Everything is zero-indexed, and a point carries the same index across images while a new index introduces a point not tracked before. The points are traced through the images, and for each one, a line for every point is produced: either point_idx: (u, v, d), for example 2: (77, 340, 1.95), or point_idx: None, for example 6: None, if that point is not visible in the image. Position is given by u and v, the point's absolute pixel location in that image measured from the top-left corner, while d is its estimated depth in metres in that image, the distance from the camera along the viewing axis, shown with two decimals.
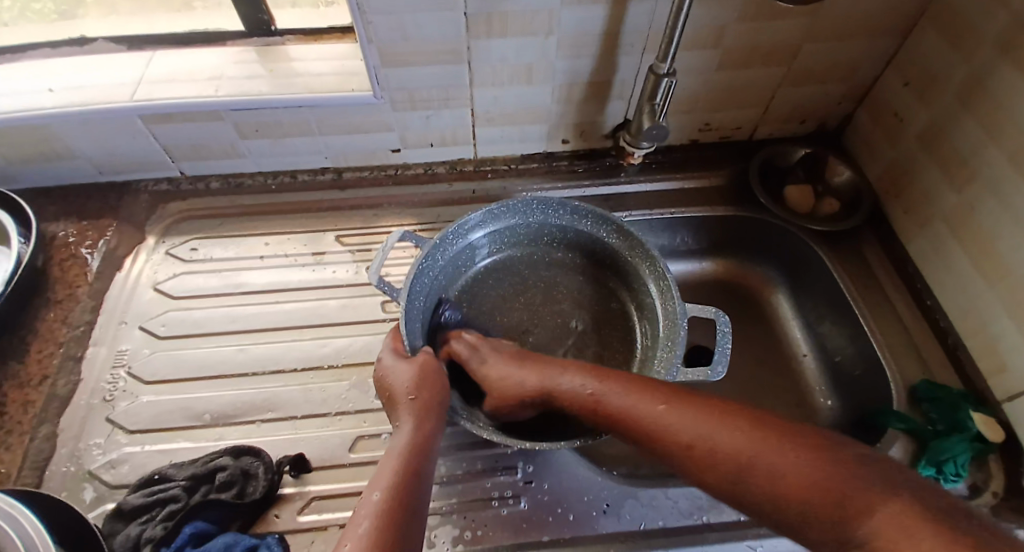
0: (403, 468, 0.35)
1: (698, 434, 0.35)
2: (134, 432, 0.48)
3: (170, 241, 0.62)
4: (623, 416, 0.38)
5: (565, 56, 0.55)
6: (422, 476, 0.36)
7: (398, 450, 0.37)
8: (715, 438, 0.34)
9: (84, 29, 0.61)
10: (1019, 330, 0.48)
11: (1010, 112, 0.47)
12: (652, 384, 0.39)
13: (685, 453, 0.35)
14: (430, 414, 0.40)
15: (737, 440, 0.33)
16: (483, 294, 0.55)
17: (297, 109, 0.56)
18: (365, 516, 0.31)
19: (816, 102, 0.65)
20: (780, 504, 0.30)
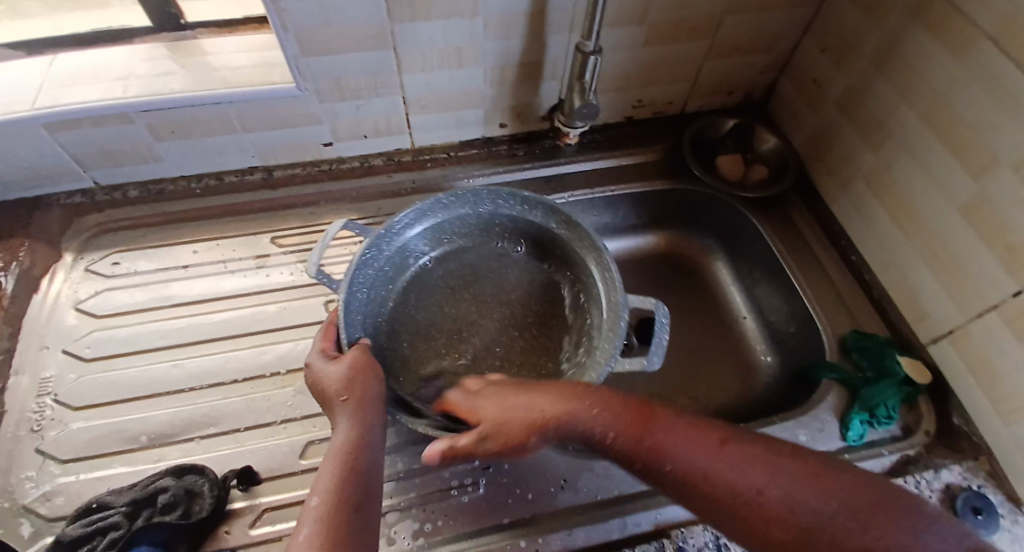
0: (345, 465, 0.35)
1: (728, 471, 0.33)
2: (68, 462, 0.45)
3: (90, 256, 0.58)
4: (647, 452, 0.35)
5: (493, 38, 0.54)
6: (366, 479, 0.35)
7: (338, 449, 0.36)
8: (741, 476, 0.33)
9: None
10: (937, 279, 0.51)
11: (919, 73, 0.50)
12: (675, 423, 0.36)
13: (702, 484, 0.33)
14: (370, 413, 0.39)
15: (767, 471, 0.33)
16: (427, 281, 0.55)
17: (216, 106, 0.53)
18: (307, 522, 0.31)
19: (742, 74, 0.66)
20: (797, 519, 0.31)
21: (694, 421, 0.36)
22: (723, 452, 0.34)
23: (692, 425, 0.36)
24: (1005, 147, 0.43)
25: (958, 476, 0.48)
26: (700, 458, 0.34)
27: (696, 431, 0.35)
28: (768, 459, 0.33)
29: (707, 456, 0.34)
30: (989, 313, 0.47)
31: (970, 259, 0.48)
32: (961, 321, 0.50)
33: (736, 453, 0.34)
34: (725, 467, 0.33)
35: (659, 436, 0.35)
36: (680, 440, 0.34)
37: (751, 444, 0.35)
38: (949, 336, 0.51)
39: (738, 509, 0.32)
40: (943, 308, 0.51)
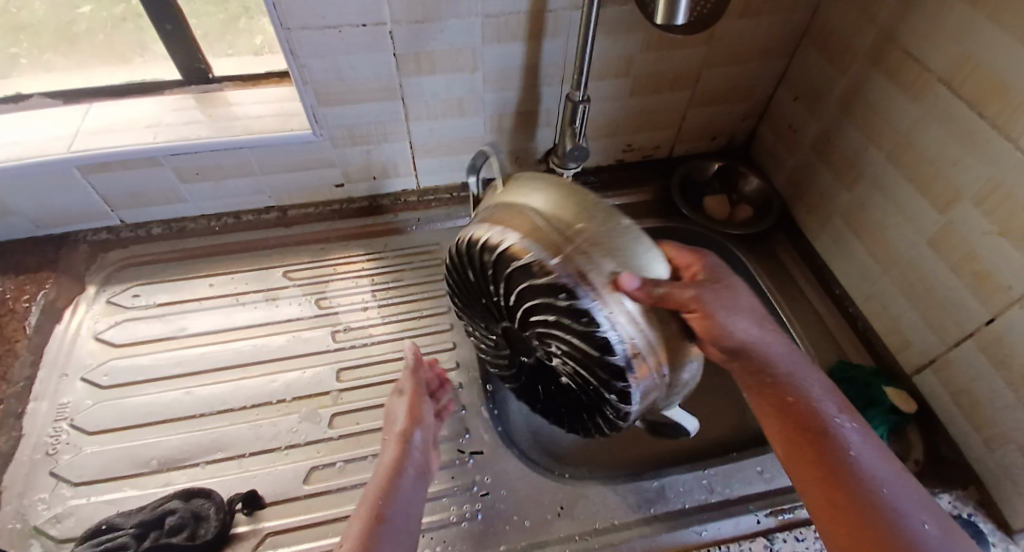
0: (384, 491, 0.38)
1: (845, 445, 0.34)
2: (80, 485, 0.47)
3: (111, 289, 0.61)
4: (789, 392, 0.36)
5: (492, 89, 0.59)
6: (411, 504, 0.39)
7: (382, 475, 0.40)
8: (850, 442, 0.34)
9: (22, 86, 0.61)
10: (915, 309, 0.54)
11: (883, 117, 0.54)
12: (845, 416, 0.36)
13: (810, 430, 0.35)
14: (424, 450, 0.44)
15: (870, 461, 0.33)
16: (465, 297, 0.44)
17: (237, 151, 0.58)
18: (355, 526, 0.35)
19: (724, 120, 0.72)
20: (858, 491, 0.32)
21: (870, 435, 0.35)
22: (852, 435, 0.34)
23: (873, 439, 0.35)
24: (965, 181, 0.46)
25: (948, 504, 0.49)
26: (834, 426, 0.35)
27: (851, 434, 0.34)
28: (880, 460, 0.34)
29: (840, 431, 0.34)
30: (967, 340, 0.48)
31: (942, 287, 0.50)
32: (941, 349, 0.51)
33: (866, 445, 0.34)
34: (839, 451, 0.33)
35: (805, 410, 0.35)
36: (821, 408, 0.36)
37: (885, 454, 0.34)
38: (931, 364, 0.53)
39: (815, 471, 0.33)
40: (922, 336, 0.54)
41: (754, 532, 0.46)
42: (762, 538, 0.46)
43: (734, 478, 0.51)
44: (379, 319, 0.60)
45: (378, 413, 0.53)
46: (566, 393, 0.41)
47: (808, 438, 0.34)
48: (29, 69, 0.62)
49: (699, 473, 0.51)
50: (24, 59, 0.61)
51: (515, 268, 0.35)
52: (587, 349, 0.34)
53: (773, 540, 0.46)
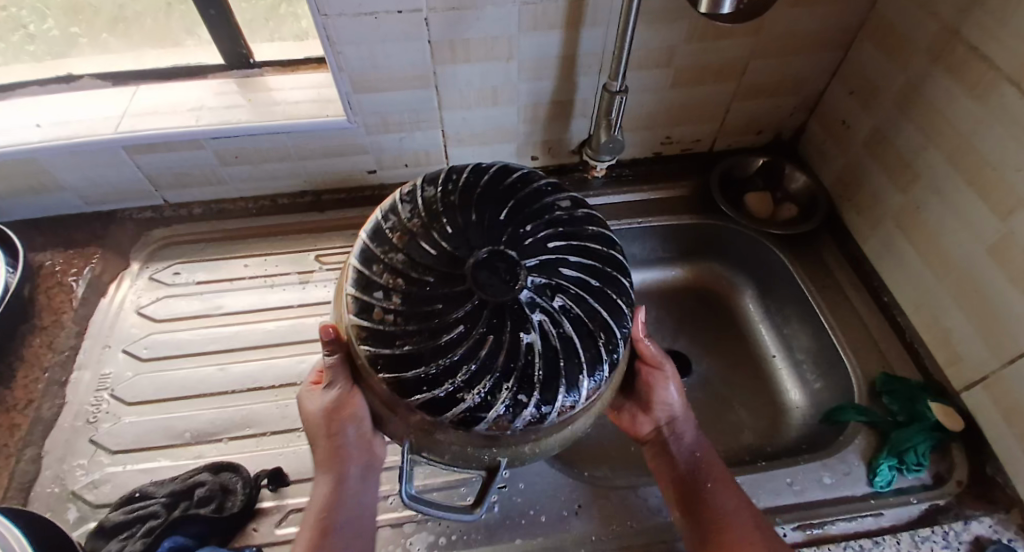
0: (319, 525, 0.38)
1: (715, 495, 0.42)
2: (117, 453, 0.49)
3: (153, 266, 0.63)
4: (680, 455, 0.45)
5: (527, 79, 0.58)
6: (359, 501, 0.41)
7: (314, 509, 0.39)
8: (723, 492, 0.42)
9: (74, 66, 0.64)
10: (970, 322, 0.50)
11: (944, 116, 0.50)
12: (722, 476, 0.44)
13: (693, 484, 0.43)
14: (361, 444, 0.41)
15: (734, 506, 0.41)
16: (455, 212, 0.36)
17: (274, 135, 0.59)
18: None
19: (770, 115, 0.68)
20: (722, 532, 0.40)
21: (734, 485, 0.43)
22: (724, 487, 0.43)
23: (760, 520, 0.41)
24: None
25: (989, 529, 0.46)
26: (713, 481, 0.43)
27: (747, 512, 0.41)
28: (741, 503, 0.42)
29: (716, 483, 0.43)
30: (1021, 358, 0.45)
31: (1000, 300, 0.47)
32: (995, 366, 0.48)
33: (733, 493, 0.42)
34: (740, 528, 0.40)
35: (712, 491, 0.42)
36: (705, 468, 0.44)
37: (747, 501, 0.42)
38: (983, 382, 0.49)
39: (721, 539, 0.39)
40: (974, 352, 0.50)
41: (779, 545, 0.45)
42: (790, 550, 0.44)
43: (762, 488, 0.49)
44: None
45: None
46: (510, 353, 0.31)
47: (690, 490, 0.43)
48: (85, 49, 0.65)
49: None
50: (82, 38, 0.64)
51: (592, 231, 0.38)
52: (609, 331, 0.34)
53: None
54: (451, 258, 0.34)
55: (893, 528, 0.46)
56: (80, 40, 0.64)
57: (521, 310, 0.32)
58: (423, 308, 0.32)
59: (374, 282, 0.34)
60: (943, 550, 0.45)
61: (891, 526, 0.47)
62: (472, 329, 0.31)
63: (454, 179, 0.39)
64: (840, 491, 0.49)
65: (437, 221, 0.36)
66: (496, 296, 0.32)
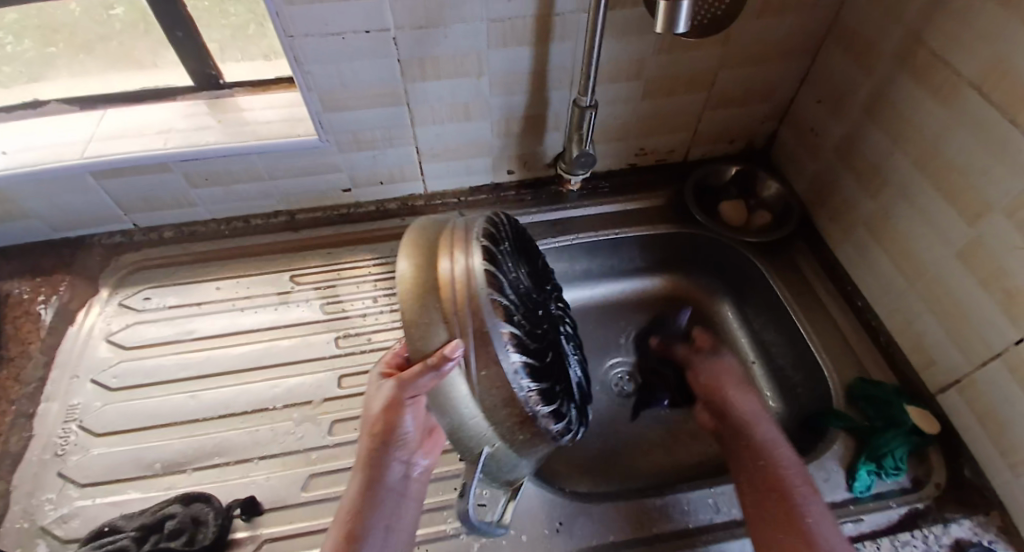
0: (346, 534, 0.35)
1: (774, 458, 0.44)
2: (86, 486, 0.48)
3: (123, 292, 0.62)
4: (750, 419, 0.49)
5: (498, 93, 0.58)
6: (391, 516, 0.38)
7: (346, 515, 0.36)
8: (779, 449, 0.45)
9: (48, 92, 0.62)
10: (941, 325, 0.51)
11: (910, 122, 0.51)
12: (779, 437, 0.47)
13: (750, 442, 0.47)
14: (405, 478, 0.39)
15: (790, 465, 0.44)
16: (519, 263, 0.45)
17: (244, 156, 0.58)
18: None
19: (742, 123, 0.69)
20: (778, 490, 0.42)
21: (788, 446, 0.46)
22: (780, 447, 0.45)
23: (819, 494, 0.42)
24: (995, 193, 0.43)
25: (968, 531, 0.46)
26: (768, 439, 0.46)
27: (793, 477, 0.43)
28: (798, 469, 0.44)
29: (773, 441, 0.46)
30: (994, 360, 0.45)
31: (970, 303, 0.47)
32: (968, 370, 0.48)
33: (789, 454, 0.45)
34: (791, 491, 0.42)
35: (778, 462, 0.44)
36: (762, 429, 0.47)
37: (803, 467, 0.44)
38: (956, 384, 0.50)
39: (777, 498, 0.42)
40: (946, 354, 0.51)
41: None
42: None
43: None
44: (386, 325, 0.60)
45: None
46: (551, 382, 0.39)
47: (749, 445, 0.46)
48: (62, 70, 0.62)
49: (706, 491, 0.49)
50: (59, 59, 0.62)
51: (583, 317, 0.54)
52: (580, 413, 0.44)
53: None
54: (528, 295, 0.42)
55: (874, 534, 0.47)
56: (52, 61, 0.61)
57: (552, 362, 0.40)
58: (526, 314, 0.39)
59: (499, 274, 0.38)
60: None
61: (872, 533, 0.47)
62: (541, 351, 0.39)
63: (520, 227, 0.49)
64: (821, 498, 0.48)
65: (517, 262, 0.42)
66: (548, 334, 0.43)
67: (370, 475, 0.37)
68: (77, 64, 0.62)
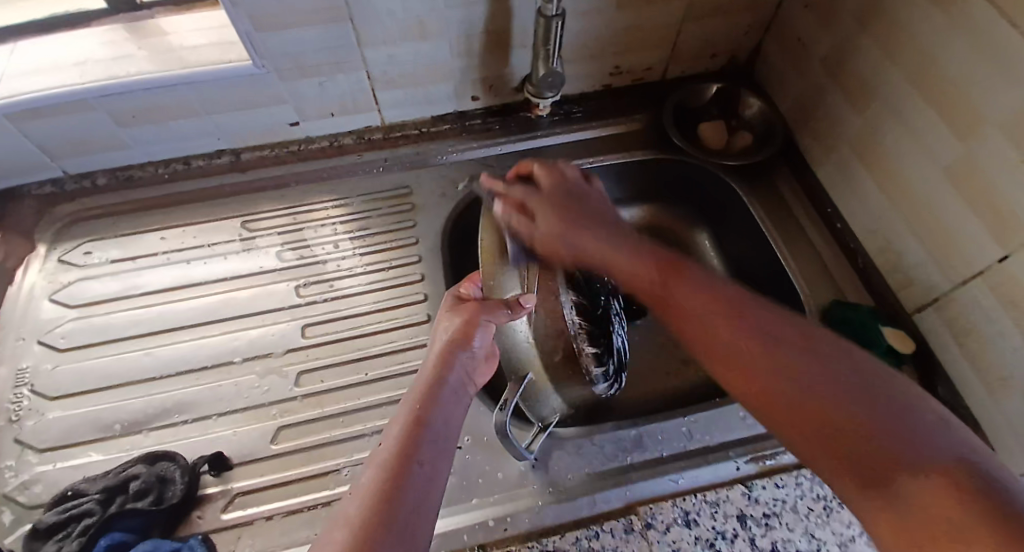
0: (412, 415, 0.35)
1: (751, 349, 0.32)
2: (46, 449, 0.46)
3: (62, 247, 0.57)
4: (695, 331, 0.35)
5: (455, 5, 0.51)
6: (451, 410, 0.37)
7: (410, 400, 0.37)
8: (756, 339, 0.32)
9: None
10: (922, 245, 0.49)
11: (904, 24, 0.47)
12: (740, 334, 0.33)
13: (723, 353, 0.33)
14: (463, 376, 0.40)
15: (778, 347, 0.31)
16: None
17: (173, 89, 0.52)
18: (370, 464, 0.32)
19: (723, 35, 0.63)
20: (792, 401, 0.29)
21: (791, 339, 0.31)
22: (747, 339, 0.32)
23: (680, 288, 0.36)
24: (990, 101, 0.40)
25: None
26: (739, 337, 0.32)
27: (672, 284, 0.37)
28: (793, 366, 0.30)
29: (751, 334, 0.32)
30: (975, 280, 0.44)
31: (955, 222, 0.45)
32: (946, 289, 0.47)
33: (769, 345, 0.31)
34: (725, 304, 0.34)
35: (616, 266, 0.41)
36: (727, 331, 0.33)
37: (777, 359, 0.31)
38: (933, 304, 0.49)
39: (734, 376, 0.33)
40: (926, 275, 0.50)
41: (733, 479, 0.45)
42: (739, 485, 0.44)
43: (715, 423, 0.49)
44: (350, 271, 0.57)
45: (345, 370, 0.51)
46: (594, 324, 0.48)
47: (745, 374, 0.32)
48: None
49: (680, 420, 0.49)
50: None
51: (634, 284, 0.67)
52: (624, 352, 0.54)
53: (750, 487, 0.44)
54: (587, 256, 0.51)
55: None
56: None
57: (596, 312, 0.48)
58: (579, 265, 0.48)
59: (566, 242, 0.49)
60: None
61: None
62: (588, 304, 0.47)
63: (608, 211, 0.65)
64: None
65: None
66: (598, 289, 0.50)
67: (438, 374, 0.39)
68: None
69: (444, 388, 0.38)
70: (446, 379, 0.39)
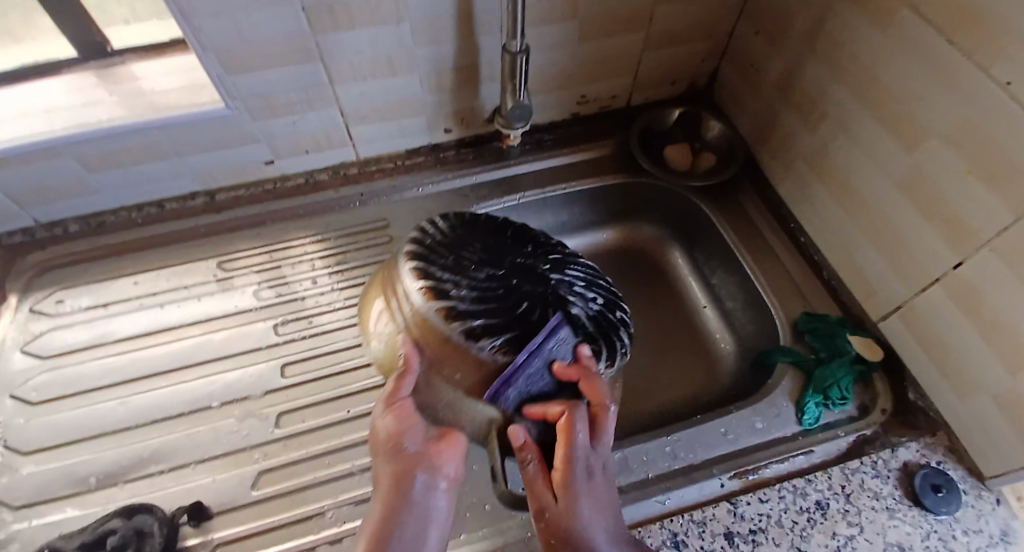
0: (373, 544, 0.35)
1: None
2: (20, 507, 0.45)
3: (33, 296, 0.57)
4: None
5: (423, 45, 0.53)
6: (415, 527, 0.37)
7: (371, 523, 0.37)
8: None
9: None
10: (881, 256, 0.52)
11: (847, 51, 0.50)
12: None
13: None
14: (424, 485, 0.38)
15: None
16: (515, 231, 0.48)
17: (145, 134, 0.52)
18: None
19: (681, 63, 0.66)
20: None
21: None
22: None
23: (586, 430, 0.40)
24: (934, 119, 0.43)
25: (915, 453, 0.48)
26: None
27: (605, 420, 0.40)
28: None
29: None
30: (934, 288, 0.47)
31: (911, 234, 0.48)
32: (908, 297, 0.50)
33: None
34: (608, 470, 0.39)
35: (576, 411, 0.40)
36: None
37: None
38: (897, 312, 0.52)
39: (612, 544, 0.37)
40: (887, 284, 0.52)
41: (718, 496, 0.47)
42: (724, 502, 0.45)
43: (699, 442, 0.50)
44: (329, 306, 0.57)
45: (328, 408, 0.51)
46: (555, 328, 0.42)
47: None
48: None
49: (663, 440, 0.50)
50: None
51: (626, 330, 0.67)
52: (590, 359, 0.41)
53: (735, 503, 0.45)
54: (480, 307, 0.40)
55: (825, 463, 0.49)
56: None
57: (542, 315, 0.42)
58: (488, 297, 0.41)
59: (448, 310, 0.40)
60: (873, 479, 0.47)
61: (822, 463, 0.49)
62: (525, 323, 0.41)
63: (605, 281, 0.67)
64: (772, 434, 0.51)
65: (478, 249, 0.44)
66: (544, 291, 0.43)
67: (396, 488, 0.38)
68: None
69: (406, 505, 0.37)
70: (408, 495, 0.38)
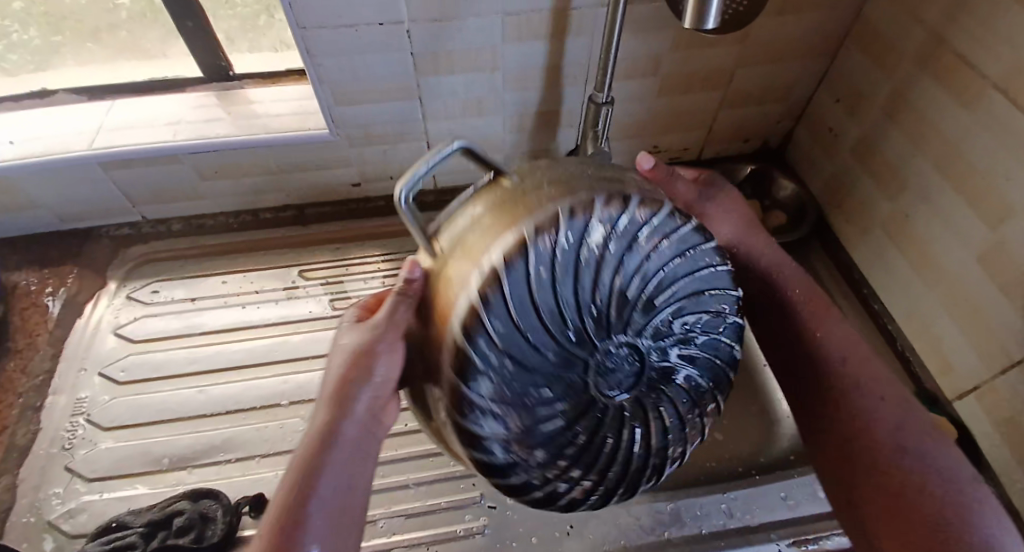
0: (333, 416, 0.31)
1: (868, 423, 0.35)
2: (94, 480, 0.48)
3: (131, 285, 0.62)
4: (896, 480, 0.34)
5: (512, 89, 0.57)
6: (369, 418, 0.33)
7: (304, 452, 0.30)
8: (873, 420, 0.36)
9: (65, 81, 0.62)
10: (960, 330, 0.50)
11: (932, 124, 0.50)
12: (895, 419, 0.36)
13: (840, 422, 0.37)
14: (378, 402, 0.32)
15: (918, 457, 0.34)
16: (561, 243, 0.27)
17: (254, 149, 0.58)
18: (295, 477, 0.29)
19: (753, 123, 0.68)
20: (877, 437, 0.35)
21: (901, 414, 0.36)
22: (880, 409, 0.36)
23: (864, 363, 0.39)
24: (1021, 196, 0.42)
25: None
26: (875, 417, 0.36)
27: (858, 336, 0.40)
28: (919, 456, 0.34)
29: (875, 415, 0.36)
30: (1012, 369, 0.45)
31: (993, 310, 0.46)
32: (986, 375, 0.48)
33: (895, 407, 0.36)
34: (883, 380, 0.37)
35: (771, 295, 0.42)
36: (878, 418, 0.36)
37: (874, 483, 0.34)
38: (974, 391, 0.49)
39: (903, 530, 0.32)
40: (964, 360, 0.50)
41: None
42: None
43: (755, 502, 0.48)
44: None
45: None
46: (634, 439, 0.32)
47: (863, 446, 0.35)
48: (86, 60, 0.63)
49: (718, 496, 0.49)
50: (66, 47, 0.62)
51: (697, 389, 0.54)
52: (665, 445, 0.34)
53: None
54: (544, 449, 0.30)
55: None
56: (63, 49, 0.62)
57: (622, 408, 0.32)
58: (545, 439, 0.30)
59: (502, 463, 0.29)
60: None
61: None
62: (608, 440, 0.32)
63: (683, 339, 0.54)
64: None
65: (524, 362, 0.28)
66: (612, 416, 0.32)
67: (334, 422, 0.31)
68: (81, 53, 0.62)
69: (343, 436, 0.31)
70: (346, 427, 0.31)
